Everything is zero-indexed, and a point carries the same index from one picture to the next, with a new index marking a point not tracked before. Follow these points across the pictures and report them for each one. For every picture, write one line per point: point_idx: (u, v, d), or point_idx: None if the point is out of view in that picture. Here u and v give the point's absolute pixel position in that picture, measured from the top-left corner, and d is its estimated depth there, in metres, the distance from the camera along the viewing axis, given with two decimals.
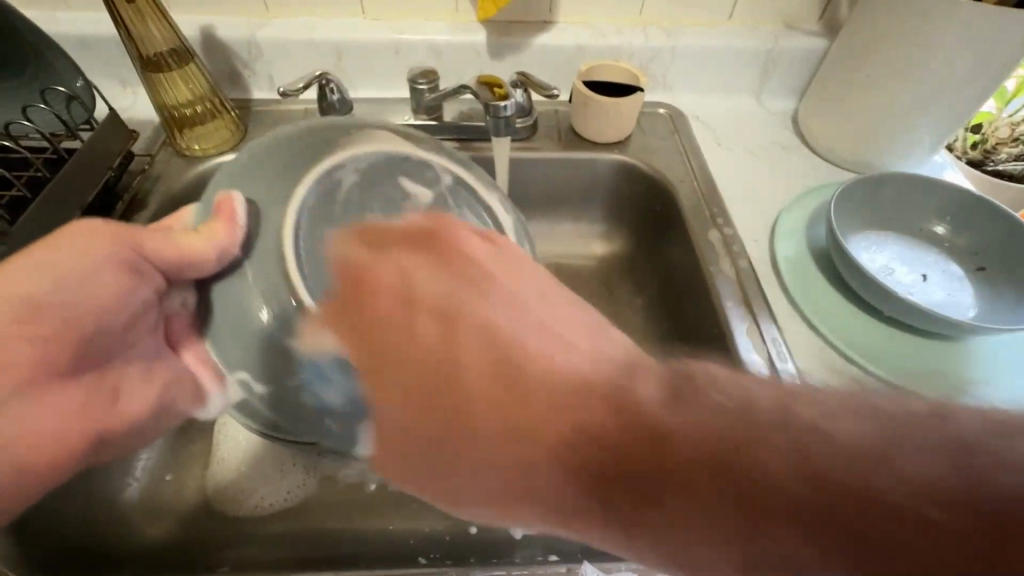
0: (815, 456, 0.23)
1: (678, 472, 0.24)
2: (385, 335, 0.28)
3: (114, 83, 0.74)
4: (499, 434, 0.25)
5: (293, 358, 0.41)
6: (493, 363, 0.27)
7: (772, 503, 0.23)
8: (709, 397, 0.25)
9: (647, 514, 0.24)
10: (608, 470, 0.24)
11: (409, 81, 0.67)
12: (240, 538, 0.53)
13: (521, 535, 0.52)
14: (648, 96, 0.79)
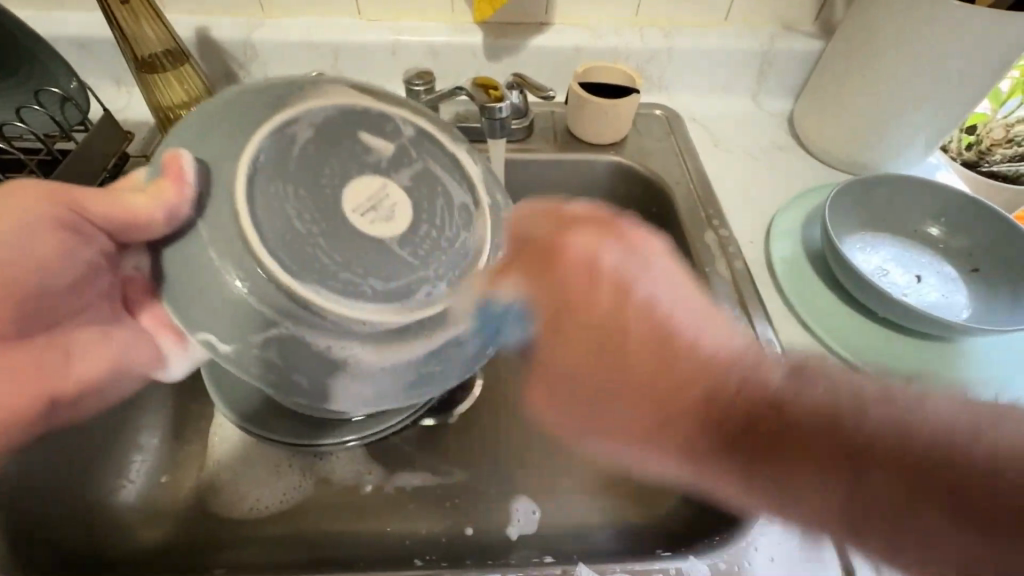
0: (912, 436, 0.33)
1: (797, 429, 0.34)
2: (572, 302, 0.37)
3: (108, 83, 0.73)
4: (659, 397, 0.35)
5: (262, 312, 0.38)
6: (665, 340, 0.35)
7: (872, 457, 0.33)
8: (822, 381, 0.36)
9: (769, 455, 0.35)
10: (749, 425, 0.35)
11: (405, 82, 0.67)
12: (237, 540, 0.54)
13: (517, 534, 0.54)
14: (645, 97, 0.80)
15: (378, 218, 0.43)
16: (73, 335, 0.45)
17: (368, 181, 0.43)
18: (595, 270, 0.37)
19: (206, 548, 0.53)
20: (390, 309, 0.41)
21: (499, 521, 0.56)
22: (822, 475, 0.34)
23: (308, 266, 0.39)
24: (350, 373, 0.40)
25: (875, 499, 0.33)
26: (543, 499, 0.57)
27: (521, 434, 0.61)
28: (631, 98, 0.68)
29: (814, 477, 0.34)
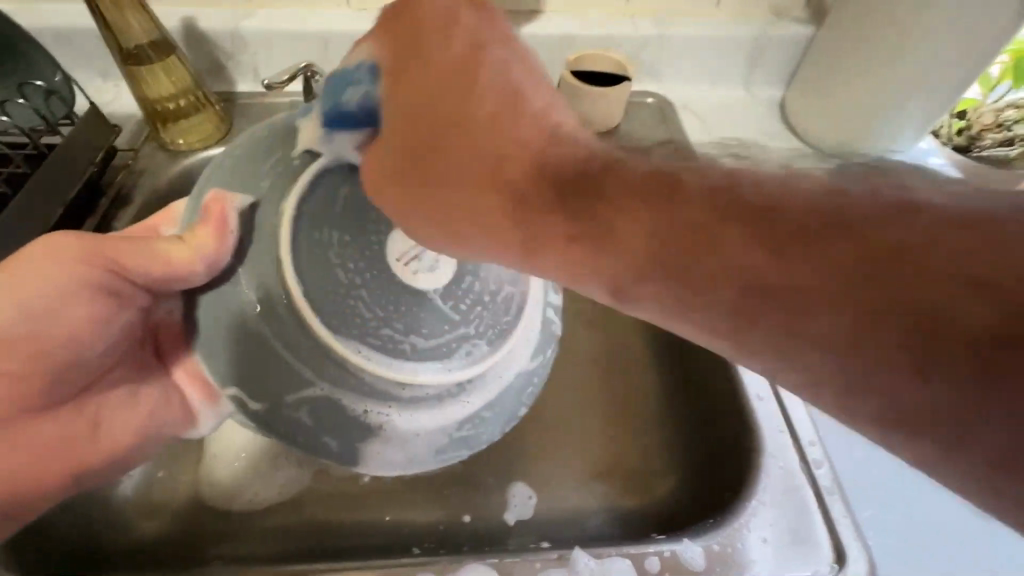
0: (847, 211, 0.24)
1: (793, 215, 0.25)
2: (427, 69, 0.36)
3: (95, 77, 0.72)
4: (624, 195, 0.29)
5: (302, 369, 0.39)
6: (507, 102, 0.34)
7: (890, 269, 0.22)
8: (746, 183, 0.27)
9: (689, 265, 0.27)
10: (706, 248, 0.26)
11: None
12: (234, 533, 0.54)
13: (515, 521, 0.55)
14: (637, 85, 0.79)
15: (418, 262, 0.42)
16: (102, 398, 0.48)
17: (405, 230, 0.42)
18: (459, 47, 0.36)
19: (206, 540, 0.53)
20: (434, 370, 0.41)
21: (497, 507, 0.56)
22: (606, 218, 0.29)
23: (351, 319, 0.40)
24: (379, 435, 0.41)
25: (707, 243, 0.26)
26: (540, 485, 0.58)
27: (517, 423, 0.61)
28: (623, 86, 0.68)
29: (709, 218, 0.26)
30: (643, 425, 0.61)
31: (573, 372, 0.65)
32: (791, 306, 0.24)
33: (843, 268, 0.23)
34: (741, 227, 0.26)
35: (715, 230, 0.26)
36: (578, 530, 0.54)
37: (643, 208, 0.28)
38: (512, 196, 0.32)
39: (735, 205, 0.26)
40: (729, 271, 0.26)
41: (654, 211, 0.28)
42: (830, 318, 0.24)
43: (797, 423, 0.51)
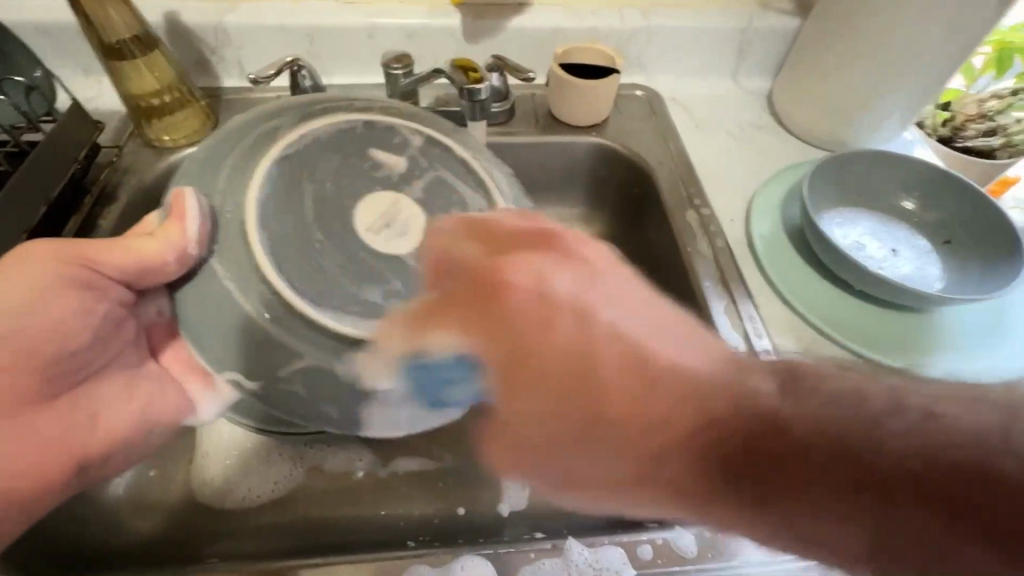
0: (934, 444, 0.28)
1: (815, 454, 0.29)
2: (498, 303, 0.34)
3: (77, 72, 0.71)
4: (658, 415, 0.30)
5: (290, 345, 0.40)
6: (556, 380, 0.32)
7: (896, 479, 0.28)
8: (817, 396, 0.30)
9: (766, 491, 0.29)
10: (731, 455, 0.30)
11: (383, 66, 0.67)
12: (228, 531, 0.54)
13: (509, 512, 0.55)
14: (625, 78, 0.80)
15: (387, 233, 0.45)
16: (96, 391, 0.46)
17: (372, 201, 0.46)
18: (528, 239, 0.38)
19: (199, 538, 0.53)
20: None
21: (491, 500, 0.57)
22: (592, 391, 0.31)
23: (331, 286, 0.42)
24: (382, 397, 0.42)
25: (792, 488, 0.29)
26: None
27: None
28: (611, 78, 0.68)
29: (731, 428, 0.30)
30: None
31: None
32: (586, 438, 0.31)
33: (671, 446, 0.30)
34: (681, 438, 0.30)
35: (607, 423, 0.31)
36: (572, 520, 0.54)
37: (653, 430, 0.30)
38: (531, 382, 0.32)
39: (754, 420, 0.30)
40: (587, 424, 0.31)
41: (550, 371, 0.32)
42: (627, 461, 0.31)
43: None
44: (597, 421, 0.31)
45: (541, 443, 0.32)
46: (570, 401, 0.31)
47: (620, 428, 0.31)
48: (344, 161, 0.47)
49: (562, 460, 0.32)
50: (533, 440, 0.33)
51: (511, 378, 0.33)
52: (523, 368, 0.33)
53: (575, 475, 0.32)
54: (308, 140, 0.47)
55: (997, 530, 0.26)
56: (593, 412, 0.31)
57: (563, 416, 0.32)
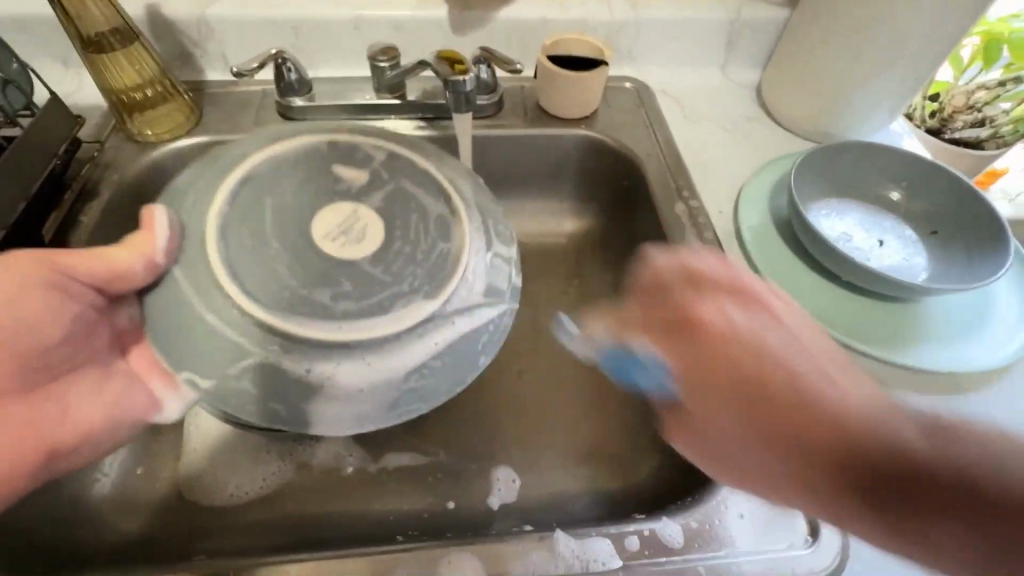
0: None
1: (943, 484, 0.29)
2: (666, 320, 0.41)
3: (57, 66, 0.70)
4: (810, 427, 0.33)
5: (237, 343, 0.40)
6: (718, 380, 0.37)
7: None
8: (965, 435, 0.30)
9: (886, 511, 0.30)
10: (867, 477, 0.31)
11: (369, 58, 0.66)
12: (216, 528, 0.53)
13: (499, 505, 0.55)
14: (614, 70, 0.79)
15: (341, 242, 0.45)
16: (69, 388, 0.45)
17: (331, 209, 0.47)
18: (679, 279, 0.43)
19: (187, 536, 0.53)
20: (367, 325, 0.42)
21: (480, 493, 0.57)
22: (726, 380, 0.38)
23: (295, 296, 0.42)
24: (325, 395, 0.41)
25: (915, 510, 0.29)
26: (522, 468, 0.58)
27: (498, 414, 0.62)
28: (599, 70, 0.68)
29: (870, 462, 0.31)
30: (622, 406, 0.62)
31: (557, 361, 0.66)
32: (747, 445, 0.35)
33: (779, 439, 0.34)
34: (825, 460, 0.32)
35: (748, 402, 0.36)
36: (561, 513, 0.54)
37: (781, 438, 0.34)
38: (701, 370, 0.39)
39: (883, 450, 0.31)
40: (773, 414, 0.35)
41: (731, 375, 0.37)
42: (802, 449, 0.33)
43: None
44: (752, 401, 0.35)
45: (709, 437, 0.38)
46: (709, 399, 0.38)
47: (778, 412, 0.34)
48: (308, 179, 0.49)
49: (718, 456, 0.38)
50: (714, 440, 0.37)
51: (686, 377, 0.39)
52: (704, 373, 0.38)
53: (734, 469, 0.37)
54: (272, 160, 0.49)
55: None
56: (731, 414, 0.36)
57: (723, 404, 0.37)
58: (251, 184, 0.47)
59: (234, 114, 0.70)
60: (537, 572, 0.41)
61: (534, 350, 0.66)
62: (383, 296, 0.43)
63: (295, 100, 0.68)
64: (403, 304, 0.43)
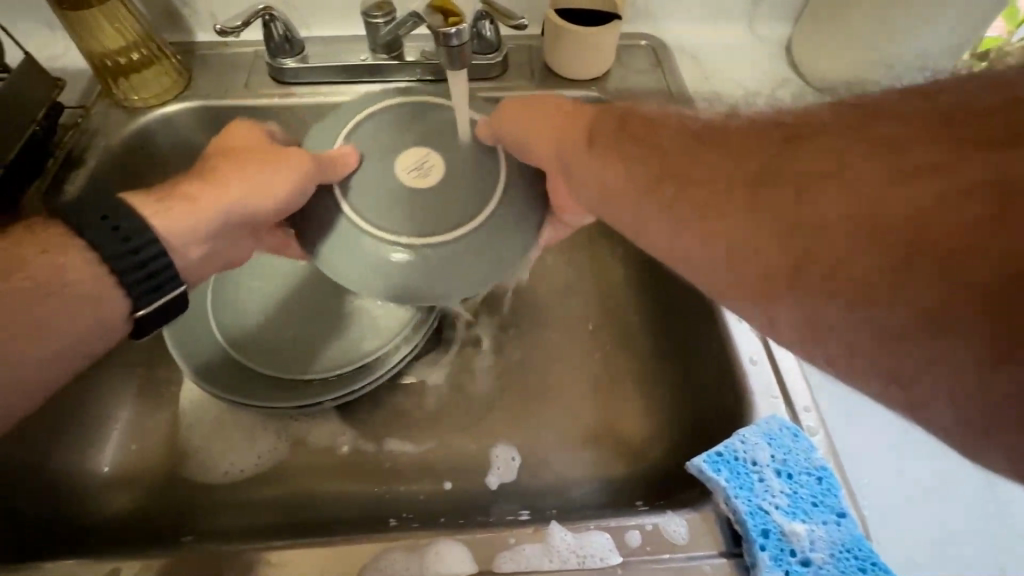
0: (874, 223, 0.27)
1: (868, 216, 0.28)
2: (556, 118, 0.46)
3: (40, 27, 0.66)
4: (734, 183, 0.33)
5: (351, 239, 0.40)
6: (645, 150, 0.40)
7: (919, 247, 0.26)
8: (871, 154, 0.29)
9: (811, 258, 0.30)
10: (761, 226, 0.32)
11: (363, 14, 0.62)
12: (210, 506, 0.52)
13: (498, 485, 0.54)
14: (629, 25, 0.73)
15: (415, 179, 0.42)
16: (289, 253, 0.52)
17: (415, 145, 0.43)
18: (565, 101, 0.48)
19: (180, 517, 0.52)
20: (418, 229, 0.40)
21: (479, 472, 0.55)
22: (838, 213, 0.29)
23: (383, 203, 0.41)
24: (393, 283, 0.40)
25: (820, 259, 0.29)
26: (525, 448, 0.56)
27: (501, 394, 0.59)
28: (611, 25, 0.62)
29: (800, 190, 0.31)
30: (631, 387, 0.59)
31: (564, 340, 0.62)
32: (856, 292, 0.28)
33: (906, 255, 0.26)
34: (743, 170, 0.33)
35: (859, 165, 0.29)
36: (560, 499, 0.52)
37: (708, 156, 0.36)
38: (762, 191, 0.32)
39: (790, 181, 0.31)
40: (903, 202, 0.27)
41: (757, 201, 0.32)
42: (948, 268, 0.25)
43: (791, 387, 0.45)
44: (650, 154, 0.39)
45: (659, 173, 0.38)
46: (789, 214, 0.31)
47: (851, 226, 0.28)
48: (399, 132, 0.44)
49: (651, 191, 0.38)
50: (825, 284, 0.29)
51: (613, 166, 0.41)
52: (771, 196, 0.32)
53: (670, 232, 0.37)
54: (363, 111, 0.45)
55: (939, 273, 0.25)
56: (835, 230, 0.29)
57: (779, 243, 0.31)
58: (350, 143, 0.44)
59: (224, 77, 0.66)
60: (531, 565, 0.38)
61: (540, 329, 0.63)
62: (431, 209, 0.41)
63: (288, 60, 0.65)
64: (450, 216, 0.41)
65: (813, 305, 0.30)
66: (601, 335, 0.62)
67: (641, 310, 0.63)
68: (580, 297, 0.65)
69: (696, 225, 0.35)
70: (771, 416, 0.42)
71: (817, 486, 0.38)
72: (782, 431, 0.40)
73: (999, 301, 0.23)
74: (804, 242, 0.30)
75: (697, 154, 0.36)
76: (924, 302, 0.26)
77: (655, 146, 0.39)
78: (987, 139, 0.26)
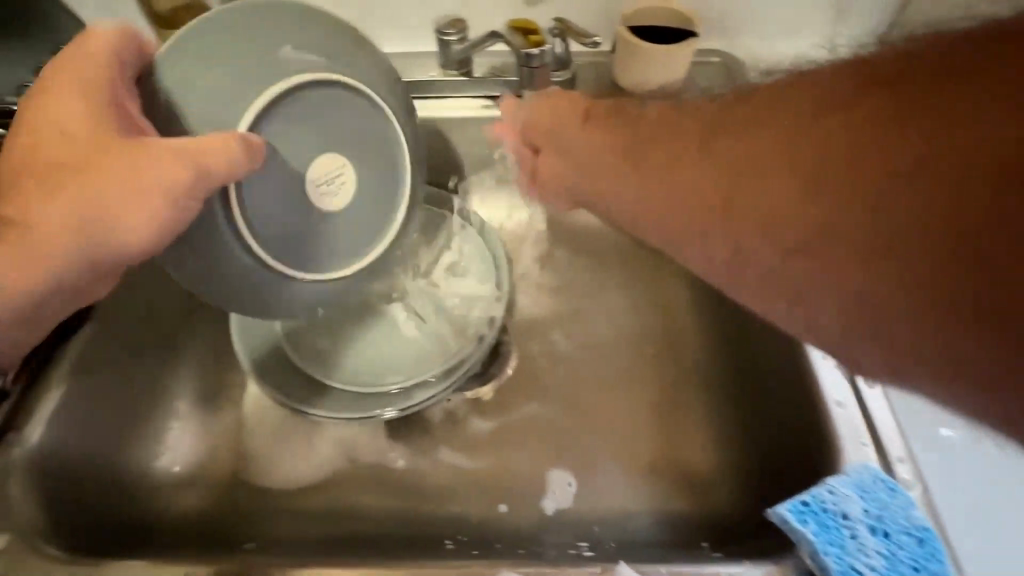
0: (824, 181, 0.27)
1: (819, 172, 0.28)
2: (597, 123, 0.46)
3: None
4: (696, 152, 0.35)
5: (218, 224, 0.41)
6: (637, 135, 0.41)
7: (871, 202, 0.26)
8: (825, 107, 0.29)
9: (764, 217, 0.30)
10: (719, 189, 0.33)
11: (436, 32, 0.62)
12: (270, 512, 0.53)
13: (554, 512, 0.52)
14: (702, 41, 0.71)
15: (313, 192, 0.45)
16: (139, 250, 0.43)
17: (326, 155, 0.45)
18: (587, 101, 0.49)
19: (241, 519, 0.53)
20: (280, 238, 0.43)
21: (535, 497, 0.53)
22: (790, 172, 0.29)
23: (270, 203, 0.43)
24: (232, 284, 0.43)
25: (773, 218, 0.30)
26: (582, 474, 0.54)
27: (558, 415, 0.57)
28: (688, 42, 0.60)
29: (752, 153, 0.31)
30: (694, 419, 0.56)
31: (624, 365, 0.60)
32: (810, 249, 0.28)
33: (860, 211, 0.26)
34: (705, 139, 0.34)
35: (816, 116, 0.29)
36: (619, 532, 0.50)
37: (683, 133, 0.36)
38: (718, 156, 0.33)
39: (743, 146, 0.32)
40: (851, 163, 0.27)
41: (716, 167, 0.33)
42: (898, 224, 0.25)
43: (886, 434, 0.41)
44: (637, 137, 0.41)
45: (637, 153, 0.39)
46: (746, 183, 0.31)
47: (803, 185, 0.28)
48: (315, 129, 0.44)
49: (637, 166, 0.39)
50: (785, 246, 0.29)
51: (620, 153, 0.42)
52: (728, 163, 0.32)
53: (643, 201, 0.38)
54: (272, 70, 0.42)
55: (889, 227, 0.25)
56: (789, 185, 0.29)
57: (735, 204, 0.32)
58: (255, 127, 0.41)
59: None
60: None
61: (598, 352, 0.61)
62: (301, 223, 0.44)
63: None
64: (317, 237, 0.45)
65: (775, 265, 0.30)
66: (663, 363, 0.60)
67: (706, 336, 0.61)
68: (641, 321, 0.63)
69: (664, 195, 0.36)
70: (863, 465, 0.39)
71: (918, 549, 0.35)
72: (876, 482, 0.37)
73: (957, 256, 0.23)
74: (758, 202, 0.30)
75: (670, 131, 0.38)
76: (876, 259, 0.26)
77: (648, 126, 0.40)
78: (923, 91, 0.26)
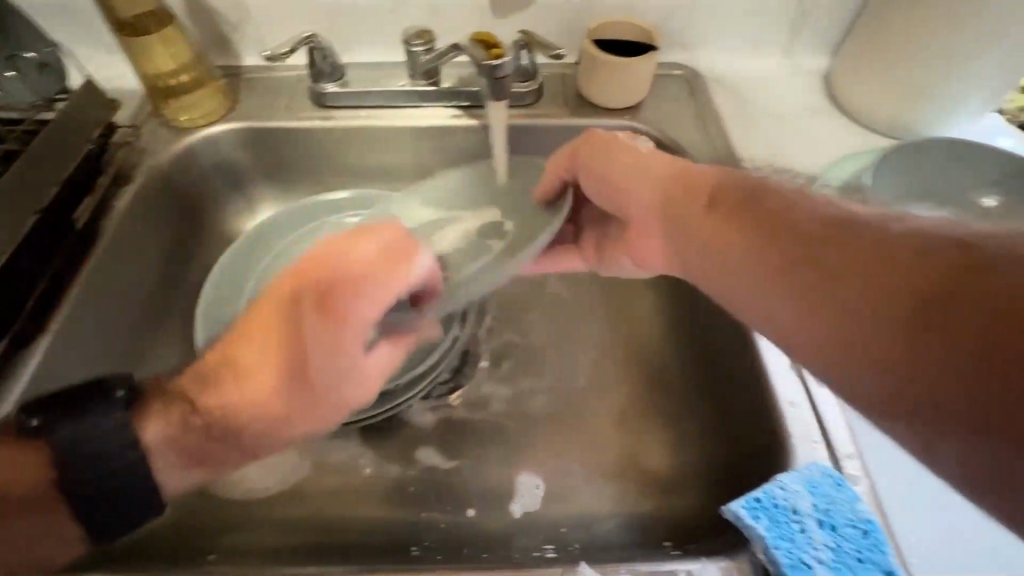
0: (891, 312, 0.29)
1: (887, 305, 0.30)
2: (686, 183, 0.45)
3: (93, 48, 0.68)
4: (771, 253, 0.37)
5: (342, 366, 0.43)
6: (713, 212, 0.43)
7: (934, 342, 0.27)
8: (905, 254, 0.30)
9: (834, 328, 0.32)
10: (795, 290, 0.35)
11: (404, 43, 0.63)
12: (235, 523, 0.52)
13: (521, 514, 0.53)
14: (664, 54, 0.73)
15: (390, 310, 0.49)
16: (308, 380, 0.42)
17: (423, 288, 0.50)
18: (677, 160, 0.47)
19: (205, 533, 0.52)
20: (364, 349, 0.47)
21: (502, 501, 0.54)
22: (862, 296, 0.31)
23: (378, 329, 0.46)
24: None
25: (840, 333, 0.32)
26: (550, 478, 0.55)
27: (527, 420, 0.58)
28: (647, 55, 0.62)
29: (823, 271, 0.34)
30: (657, 422, 0.58)
31: (591, 370, 0.61)
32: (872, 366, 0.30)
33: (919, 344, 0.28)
34: (783, 241, 0.37)
35: (895, 258, 0.31)
36: (584, 533, 0.51)
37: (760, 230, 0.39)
38: (795, 262, 0.36)
39: (818, 263, 0.34)
40: (925, 306, 0.28)
41: (793, 271, 0.35)
42: (953, 366, 0.26)
43: (834, 432, 0.43)
44: (725, 213, 0.42)
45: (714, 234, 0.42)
46: (818, 285, 0.34)
47: (871, 310, 0.30)
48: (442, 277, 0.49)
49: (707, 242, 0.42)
50: (850, 357, 0.31)
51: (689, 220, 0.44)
52: (801, 271, 0.35)
53: (719, 280, 0.42)
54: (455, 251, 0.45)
55: (946, 367, 0.27)
56: (857, 307, 0.31)
57: (807, 311, 0.34)
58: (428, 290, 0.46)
59: (266, 100, 0.69)
60: None
61: (566, 358, 0.62)
62: None
63: (328, 85, 0.66)
64: None
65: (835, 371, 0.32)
66: (629, 367, 0.61)
67: (669, 342, 0.62)
68: (607, 327, 0.64)
69: (741, 286, 0.39)
70: (812, 462, 0.41)
71: (862, 540, 0.37)
72: (823, 477, 0.39)
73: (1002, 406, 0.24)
74: (829, 314, 0.33)
75: (755, 222, 0.40)
76: (932, 393, 0.27)
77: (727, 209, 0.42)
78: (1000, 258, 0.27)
